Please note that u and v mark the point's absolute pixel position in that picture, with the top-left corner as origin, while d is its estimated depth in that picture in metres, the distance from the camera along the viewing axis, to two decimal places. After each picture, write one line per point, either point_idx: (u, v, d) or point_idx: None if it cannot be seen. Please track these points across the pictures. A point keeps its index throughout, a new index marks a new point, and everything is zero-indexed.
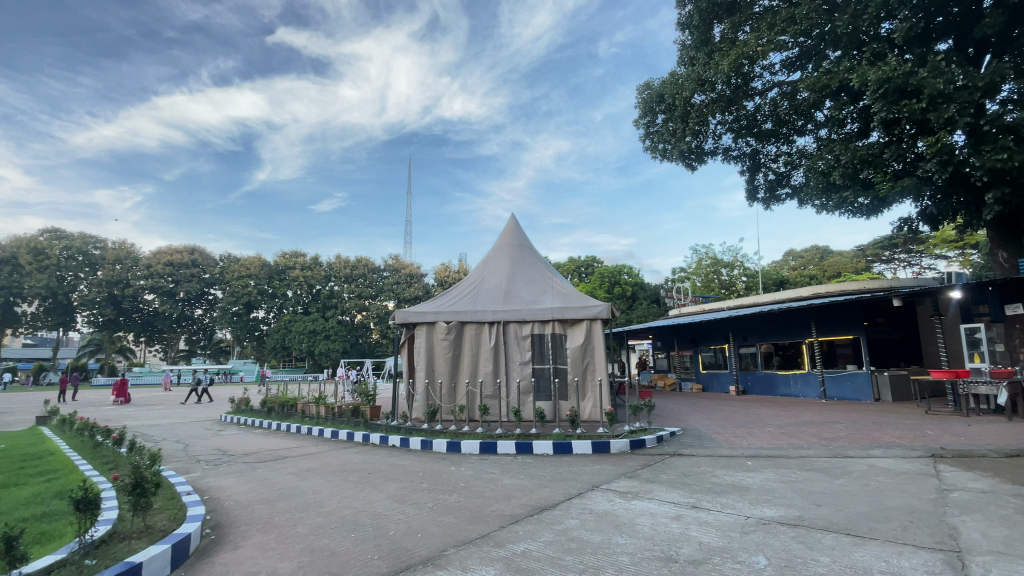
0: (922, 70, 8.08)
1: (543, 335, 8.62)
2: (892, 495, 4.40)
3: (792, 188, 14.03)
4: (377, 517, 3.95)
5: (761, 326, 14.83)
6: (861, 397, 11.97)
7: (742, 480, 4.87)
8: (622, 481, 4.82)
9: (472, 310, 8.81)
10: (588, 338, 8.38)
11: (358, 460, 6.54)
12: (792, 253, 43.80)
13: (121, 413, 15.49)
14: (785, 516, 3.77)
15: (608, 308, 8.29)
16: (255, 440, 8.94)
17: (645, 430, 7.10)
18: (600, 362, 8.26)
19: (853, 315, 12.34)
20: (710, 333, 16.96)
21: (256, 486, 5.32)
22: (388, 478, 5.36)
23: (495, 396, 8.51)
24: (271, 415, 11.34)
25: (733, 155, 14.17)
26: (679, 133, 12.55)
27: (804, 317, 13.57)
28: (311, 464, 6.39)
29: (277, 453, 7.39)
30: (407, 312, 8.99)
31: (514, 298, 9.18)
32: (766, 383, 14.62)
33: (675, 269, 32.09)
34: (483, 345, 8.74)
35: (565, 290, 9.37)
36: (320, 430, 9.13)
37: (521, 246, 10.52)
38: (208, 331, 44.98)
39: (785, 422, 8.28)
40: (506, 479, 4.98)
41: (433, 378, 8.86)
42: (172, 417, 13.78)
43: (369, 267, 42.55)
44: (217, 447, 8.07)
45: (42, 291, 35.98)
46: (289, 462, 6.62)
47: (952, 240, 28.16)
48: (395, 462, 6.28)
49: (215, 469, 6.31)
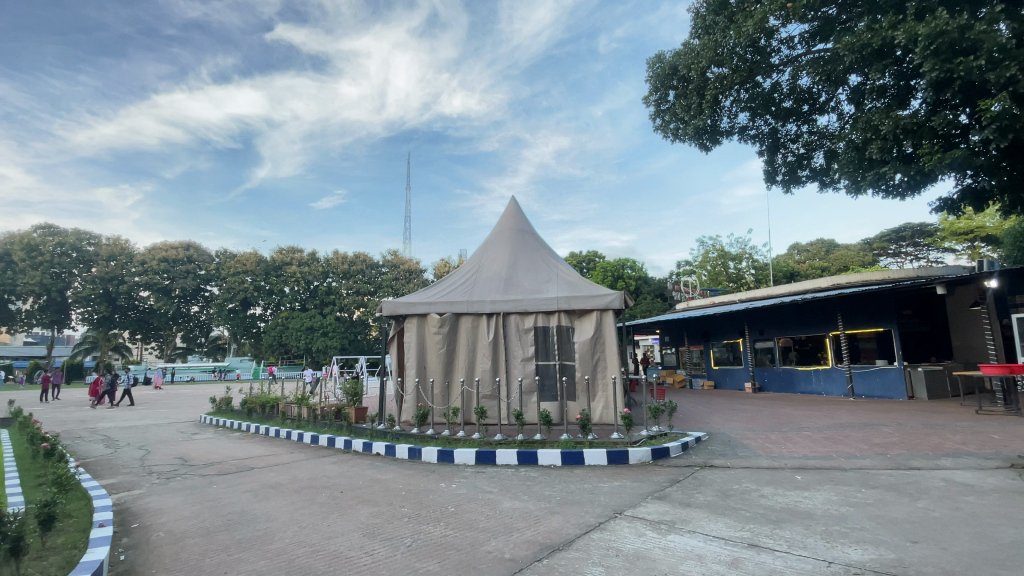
0: (978, 23, 7.18)
1: (548, 327, 7.68)
2: (997, 525, 3.46)
3: (813, 170, 13.07)
4: (336, 561, 3.00)
5: (780, 319, 13.85)
6: (893, 396, 11.01)
7: (800, 506, 3.92)
8: (652, 504, 3.87)
9: (468, 299, 7.86)
10: (598, 331, 7.44)
11: (334, 472, 5.58)
12: (798, 247, 42.79)
13: (98, 415, 14.53)
14: (879, 561, 2.82)
15: (621, 298, 7.33)
16: (226, 447, 7.97)
17: (667, 437, 6.14)
18: (612, 358, 7.30)
19: (883, 306, 11.36)
20: (723, 327, 15.97)
21: (201, 509, 4.37)
22: (363, 499, 4.41)
23: (493, 397, 7.58)
24: (251, 417, 10.40)
25: (750, 135, 13.17)
26: (694, 108, 11.51)
27: (827, 309, 12.60)
28: (279, 477, 5.44)
29: (244, 462, 6.44)
30: (396, 303, 8.07)
31: (515, 286, 8.24)
32: (785, 379, 13.67)
33: (680, 261, 31.11)
34: (481, 340, 7.79)
35: (572, 278, 8.42)
36: (299, 435, 8.19)
37: (522, 231, 9.55)
38: (205, 328, 44.06)
39: (822, 424, 7.33)
40: (506, 502, 4.03)
41: (424, 376, 7.91)
42: (149, 419, 12.82)
43: (367, 262, 41.63)
44: (181, 455, 7.11)
45: (35, 288, 35.10)
46: (254, 474, 5.67)
47: (963, 231, 27.18)
48: (377, 476, 5.33)
49: (163, 485, 5.35)
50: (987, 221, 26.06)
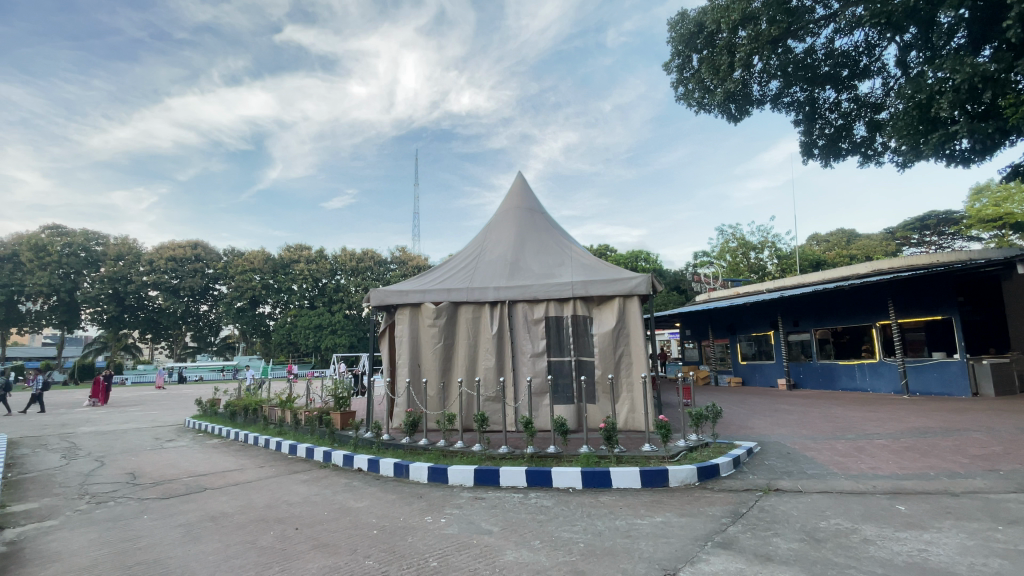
0: None
1: (562, 318, 6.54)
2: None
3: (854, 142, 11.88)
4: None
5: (817, 308, 12.57)
6: (954, 392, 9.70)
7: (931, 563, 2.72)
8: (717, 558, 2.73)
9: (468, 286, 6.76)
10: (621, 321, 6.28)
11: (299, 496, 4.49)
12: (816, 238, 40.98)
13: (84, 419, 13.67)
14: None
15: (648, 281, 6.16)
16: (194, 458, 6.96)
17: (713, 450, 4.96)
18: (639, 353, 6.14)
19: (939, 290, 10.04)
20: (751, 319, 14.69)
21: (106, 558, 3.30)
22: (319, 542, 3.29)
23: (497, 400, 6.46)
24: (233, 422, 9.41)
25: (784, 104, 11.87)
26: (724, 71, 10.28)
27: (873, 296, 11.29)
28: (229, 504, 4.37)
29: (200, 480, 5.39)
30: (386, 291, 6.98)
31: (523, 271, 7.13)
32: (823, 375, 12.39)
33: (697, 253, 29.63)
34: (483, 334, 6.67)
35: (589, 261, 7.27)
36: (277, 444, 7.15)
37: (531, 210, 8.39)
38: (213, 328, 43.57)
39: (894, 430, 6.11)
40: (510, 553, 2.89)
41: (417, 376, 6.81)
42: (132, 424, 11.89)
43: (375, 259, 40.53)
44: (135, 472, 6.09)
45: (43, 288, 34.59)
46: (201, 499, 4.59)
47: (991, 218, 25.12)
48: (349, 502, 4.23)
49: (85, 517, 4.31)
50: (1017, 208, 24.00)
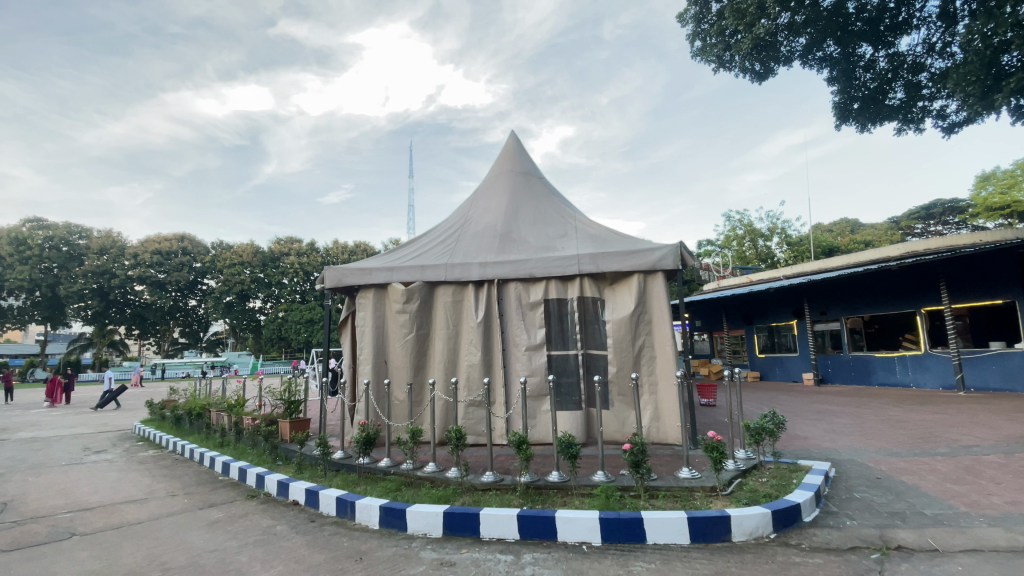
0: None
1: (565, 301, 5.13)
2: None
3: (894, 105, 10.48)
4: None
5: (849, 295, 11.21)
6: (1019, 388, 8.36)
7: None
8: None
9: (447, 262, 5.35)
10: (641, 304, 4.89)
11: (185, 555, 3.07)
12: (821, 227, 39.72)
13: (29, 423, 12.16)
14: None
15: (677, 253, 4.77)
16: (103, 480, 5.54)
17: (783, 478, 3.56)
18: (665, 345, 4.76)
19: (1000, 271, 8.66)
20: (771, 308, 13.30)
21: None
22: None
23: (483, 406, 5.06)
24: (177, 428, 8.00)
25: (815, 60, 10.42)
26: (751, 15, 8.89)
27: (916, 279, 9.91)
28: (78, 570, 2.96)
29: (79, 519, 4.00)
30: (344, 270, 5.54)
31: (516, 244, 5.72)
32: (854, 368, 11.07)
33: (702, 241, 28.14)
34: (466, 322, 5.26)
35: (597, 231, 5.85)
36: (211, 460, 5.76)
37: (527, 174, 6.92)
38: (202, 323, 41.98)
39: (995, 440, 4.75)
40: None
41: (383, 375, 5.39)
42: (75, 430, 10.40)
43: (368, 252, 39.04)
44: (11, 502, 4.68)
45: (23, 283, 32.85)
46: (47, 559, 3.18)
47: (998, 207, 23.72)
48: (253, 567, 2.83)
49: None
50: None
